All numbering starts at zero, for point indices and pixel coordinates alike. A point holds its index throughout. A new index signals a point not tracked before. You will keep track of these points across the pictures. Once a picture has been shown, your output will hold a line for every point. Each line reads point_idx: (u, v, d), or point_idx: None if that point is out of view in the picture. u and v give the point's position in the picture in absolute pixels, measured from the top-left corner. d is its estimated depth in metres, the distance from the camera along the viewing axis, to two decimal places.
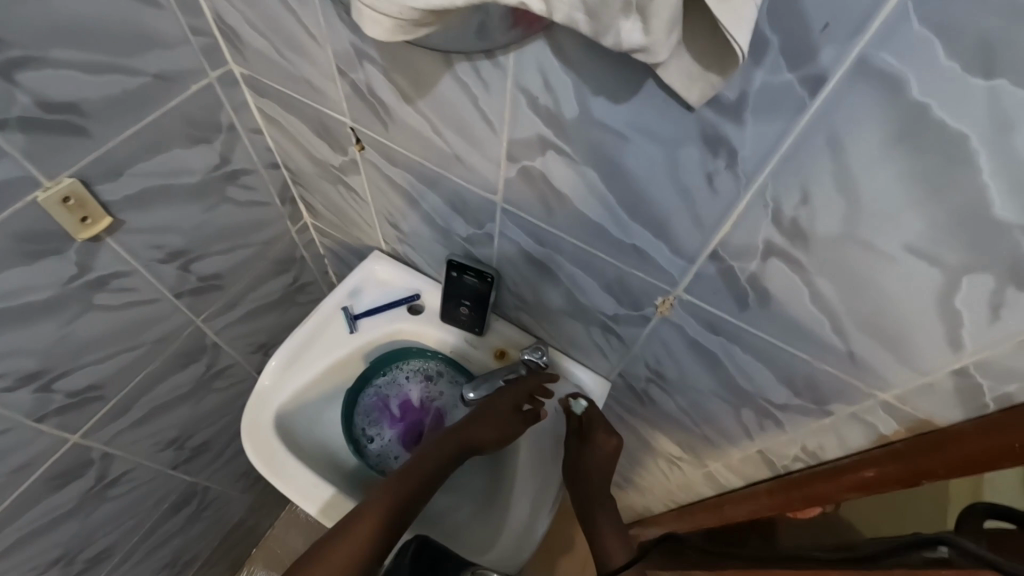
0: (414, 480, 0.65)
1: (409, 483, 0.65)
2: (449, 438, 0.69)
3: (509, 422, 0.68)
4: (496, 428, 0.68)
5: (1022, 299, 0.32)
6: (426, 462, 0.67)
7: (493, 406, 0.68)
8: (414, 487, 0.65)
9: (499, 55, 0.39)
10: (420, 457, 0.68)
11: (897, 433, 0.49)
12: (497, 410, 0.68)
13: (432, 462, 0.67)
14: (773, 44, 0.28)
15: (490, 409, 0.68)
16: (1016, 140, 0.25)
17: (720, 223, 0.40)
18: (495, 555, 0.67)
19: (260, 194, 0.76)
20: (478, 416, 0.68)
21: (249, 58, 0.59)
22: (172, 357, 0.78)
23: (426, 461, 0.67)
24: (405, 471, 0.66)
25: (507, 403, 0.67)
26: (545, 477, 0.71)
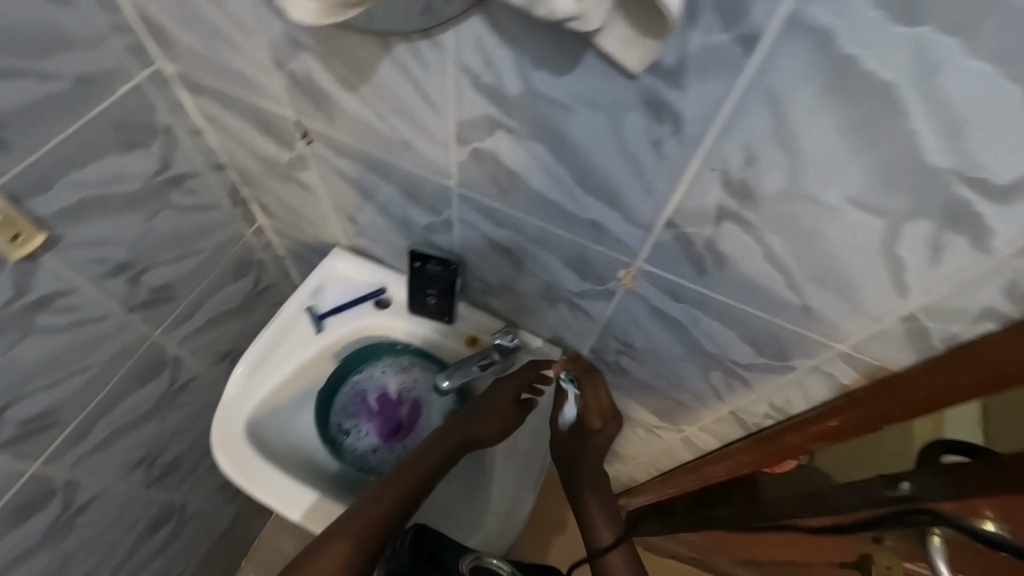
0: (414, 474, 0.62)
1: (407, 478, 0.61)
2: (452, 429, 0.65)
3: (510, 413, 0.67)
4: (497, 419, 0.66)
5: (959, 241, 0.33)
6: (429, 454, 0.63)
7: (493, 398, 0.66)
8: (413, 485, 0.61)
9: (436, 34, 0.38)
10: (427, 447, 0.64)
11: (857, 381, 0.50)
12: (500, 400, 0.66)
13: (439, 452, 0.63)
14: (704, 4, 0.28)
15: (490, 401, 0.66)
16: (942, 85, 0.26)
17: (672, 190, 0.40)
18: (481, 539, 0.68)
19: (207, 198, 0.73)
20: (478, 410, 0.66)
21: (178, 55, 0.56)
22: (131, 374, 0.75)
23: (429, 453, 0.63)
24: (408, 462, 0.63)
25: (510, 393, 0.66)
26: (530, 456, 0.71)
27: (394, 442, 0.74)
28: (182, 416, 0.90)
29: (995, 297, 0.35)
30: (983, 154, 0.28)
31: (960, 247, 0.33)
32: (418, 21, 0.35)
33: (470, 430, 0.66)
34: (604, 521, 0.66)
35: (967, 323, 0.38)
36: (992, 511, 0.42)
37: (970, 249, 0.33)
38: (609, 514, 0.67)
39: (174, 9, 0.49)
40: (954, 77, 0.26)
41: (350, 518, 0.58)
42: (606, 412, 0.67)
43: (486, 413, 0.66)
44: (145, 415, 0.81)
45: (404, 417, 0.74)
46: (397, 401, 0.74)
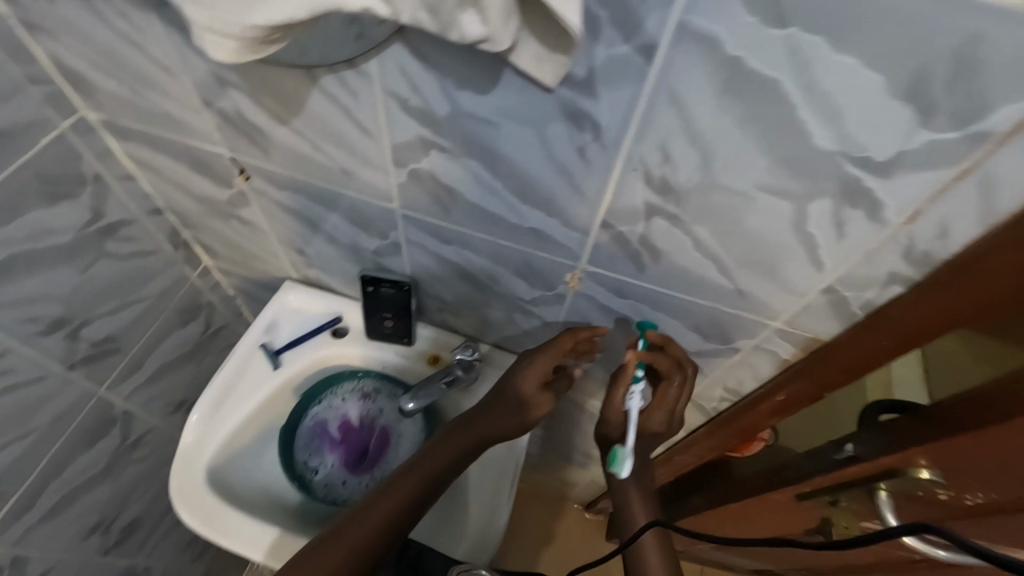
0: (419, 478, 0.59)
1: (407, 484, 0.58)
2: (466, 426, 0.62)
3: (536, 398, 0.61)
4: (519, 408, 0.61)
5: (857, 215, 0.36)
6: (437, 456, 0.60)
7: (519, 386, 0.61)
8: (423, 483, 0.58)
9: (360, 63, 0.39)
10: (435, 449, 0.61)
11: (795, 355, 0.54)
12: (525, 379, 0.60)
13: (447, 457, 0.60)
14: (603, 19, 0.30)
15: (515, 391, 0.61)
16: (817, 78, 0.29)
17: (602, 192, 0.42)
18: (467, 550, 0.68)
19: (146, 244, 0.71)
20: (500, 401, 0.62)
21: (102, 102, 0.55)
22: (77, 434, 0.72)
23: (436, 455, 0.60)
24: (412, 467, 0.59)
25: (540, 374, 0.60)
26: (501, 461, 0.72)
27: (360, 471, 0.72)
28: (137, 473, 0.87)
29: (896, 262, 0.39)
30: (863, 135, 0.31)
31: (859, 220, 0.37)
32: (341, 51, 0.37)
33: (488, 427, 0.62)
34: (641, 506, 0.62)
35: (878, 289, 0.42)
36: (926, 460, 0.46)
37: (867, 221, 0.37)
38: (647, 496, 0.63)
39: (94, 57, 0.48)
40: (828, 69, 0.29)
41: (348, 523, 0.56)
42: (672, 410, 0.60)
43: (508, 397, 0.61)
44: (96, 476, 0.79)
45: (370, 445, 0.73)
46: (360, 428, 0.73)
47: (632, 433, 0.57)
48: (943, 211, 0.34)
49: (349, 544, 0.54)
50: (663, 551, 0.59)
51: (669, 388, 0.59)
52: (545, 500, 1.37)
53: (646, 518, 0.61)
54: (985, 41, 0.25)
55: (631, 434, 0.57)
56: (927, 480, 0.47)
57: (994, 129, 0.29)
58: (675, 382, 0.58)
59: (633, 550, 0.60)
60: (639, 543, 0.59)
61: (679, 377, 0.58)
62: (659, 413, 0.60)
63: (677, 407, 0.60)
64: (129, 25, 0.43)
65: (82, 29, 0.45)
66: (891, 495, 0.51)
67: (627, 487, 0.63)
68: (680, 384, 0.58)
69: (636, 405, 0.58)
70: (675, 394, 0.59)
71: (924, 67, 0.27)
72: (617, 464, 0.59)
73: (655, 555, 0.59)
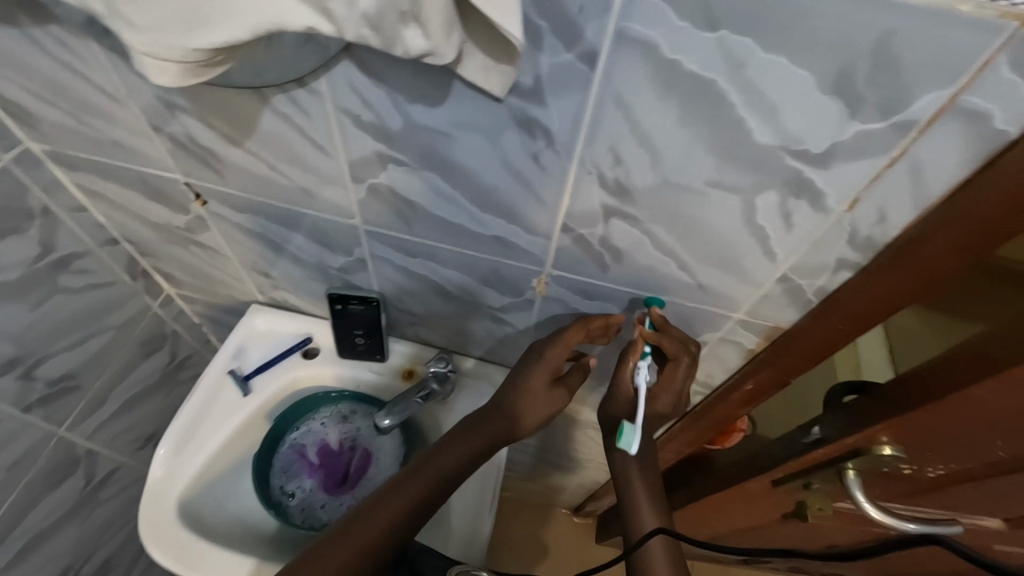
0: (427, 481, 0.57)
1: (413, 488, 0.56)
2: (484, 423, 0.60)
3: (547, 393, 0.59)
4: (533, 405, 0.59)
5: (802, 206, 0.38)
6: (446, 457, 0.58)
7: (531, 382, 0.58)
8: (440, 476, 0.57)
9: (311, 81, 0.39)
10: (441, 450, 0.58)
11: (759, 345, 0.55)
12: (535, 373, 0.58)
13: (454, 459, 0.58)
14: (545, 29, 0.31)
15: (533, 387, 0.58)
16: (751, 77, 0.31)
17: (560, 197, 0.43)
18: (458, 550, 0.68)
19: (102, 275, 0.69)
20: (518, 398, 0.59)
21: (46, 132, 0.53)
22: (38, 477, 0.70)
23: (444, 455, 0.58)
24: (424, 464, 0.58)
25: (551, 367, 0.57)
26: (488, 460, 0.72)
27: (339, 493, 0.72)
28: (106, 513, 0.85)
29: (843, 248, 0.41)
30: (799, 129, 0.33)
31: (804, 210, 0.38)
32: (289, 70, 0.37)
33: (499, 428, 0.60)
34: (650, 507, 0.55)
35: (830, 275, 0.44)
36: (888, 437, 0.48)
37: (812, 211, 0.38)
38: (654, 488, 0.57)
39: (34, 87, 0.47)
40: (760, 67, 0.30)
41: (355, 522, 0.54)
42: (679, 393, 0.54)
43: (520, 394, 0.58)
44: (60, 520, 0.77)
45: (350, 469, 0.73)
46: (339, 451, 0.73)
47: (641, 406, 0.50)
48: (880, 197, 0.36)
49: (357, 547, 0.52)
50: (670, 558, 0.52)
51: (677, 370, 0.53)
52: (533, 506, 1.37)
53: (653, 523, 0.54)
54: (899, 35, 0.27)
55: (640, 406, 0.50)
56: (891, 456, 0.49)
57: (916, 117, 0.30)
58: (682, 364, 0.52)
59: (641, 556, 0.53)
60: (644, 549, 0.53)
61: (686, 360, 0.52)
62: (665, 395, 0.54)
63: (683, 391, 0.54)
64: (69, 52, 0.42)
65: (20, 59, 0.44)
66: (858, 473, 0.53)
67: (630, 477, 0.57)
68: (688, 367, 0.52)
69: (643, 379, 0.51)
70: (681, 377, 0.53)
71: (846, 62, 0.29)
72: (624, 438, 0.51)
73: (664, 559, 0.52)
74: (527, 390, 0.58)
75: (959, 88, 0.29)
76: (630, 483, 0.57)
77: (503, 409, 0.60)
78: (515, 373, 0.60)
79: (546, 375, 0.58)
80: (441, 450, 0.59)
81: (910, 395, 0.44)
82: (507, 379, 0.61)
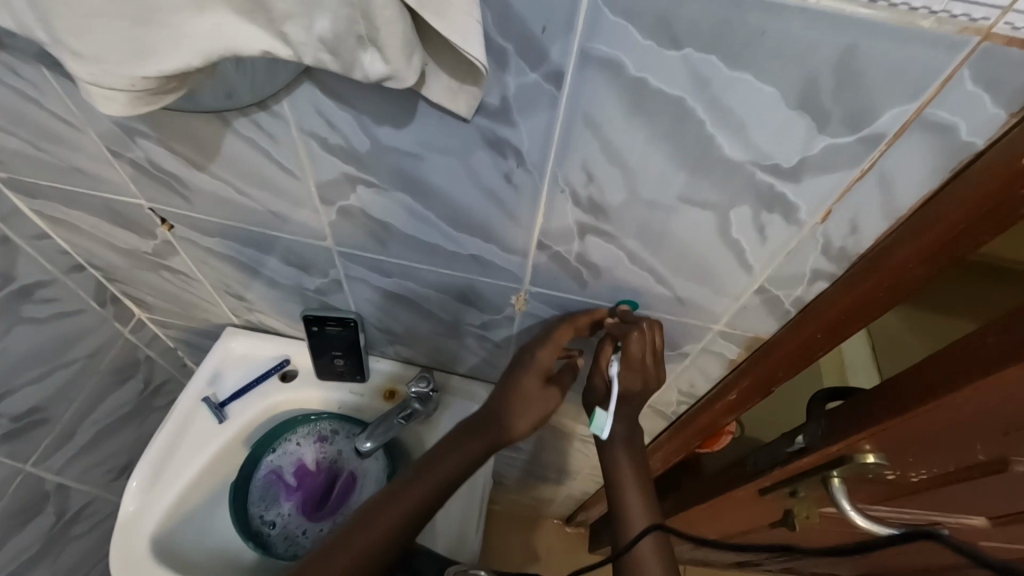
0: (429, 486, 0.56)
1: (414, 493, 0.56)
2: (482, 425, 0.60)
3: (540, 392, 0.58)
4: (530, 405, 0.58)
5: (776, 219, 0.38)
6: (445, 461, 0.58)
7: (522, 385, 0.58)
8: (442, 480, 0.57)
9: (274, 105, 0.38)
10: (441, 457, 0.58)
11: (740, 355, 0.55)
12: (528, 374, 0.57)
13: (453, 464, 0.58)
14: (509, 50, 0.31)
15: (522, 390, 0.58)
16: (718, 95, 0.30)
17: (534, 215, 0.42)
18: (447, 547, 0.68)
19: (69, 303, 0.67)
20: (513, 398, 0.59)
21: (2, 159, 0.51)
22: (4, 516, 0.68)
23: (444, 461, 0.58)
24: (425, 468, 0.58)
25: (543, 366, 0.56)
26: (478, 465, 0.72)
27: (318, 518, 0.70)
28: (78, 550, 0.82)
29: (818, 259, 0.41)
30: (769, 145, 0.32)
31: (778, 223, 0.38)
32: (249, 92, 0.35)
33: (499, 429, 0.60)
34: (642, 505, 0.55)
35: (807, 285, 0.44)
36: (870, 445, 0.48)
37: (786, 224, 0.38)
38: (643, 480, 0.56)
39: None
40: (726, 86, 0.30)
41: (359, 528, 0.53)
42: (645, 369, 0.52)
43: (512, 398, 0.58)
44: (29, 560, 0.74)
45: (332, 491, 0.71)
46: (319, 473, 0.72)
47: (613, 401, 0.55)
48: (851, 208, 0.36)
49: (355, 552, 0.52)
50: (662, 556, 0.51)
51: (630, 345, 0.50)
52: (524, 519, 1.36)
53: (646, 522, 0.53)
54: (861, 50, 0.27)
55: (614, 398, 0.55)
56: (874, 463, 0.49)
57: (884, 131, 0.30)
58: (632, 337, 0.50)
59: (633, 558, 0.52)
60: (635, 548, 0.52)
61: (638, 334, 0.50)
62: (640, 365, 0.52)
63: (647, 363, 0.51)
64: (21, 79, 0.41)
65: None
66: (843, 481, 0.53)
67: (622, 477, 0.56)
68: (638, 340, 0.49)
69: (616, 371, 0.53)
70: (639, 352, 0.50)
71: (812, 79, 0.28)
72: (595, 425, 0.57)
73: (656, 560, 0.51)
74: (520, 391, 0.58)
75: (923, 102, 0.29)
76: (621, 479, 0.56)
77: (499, 413, 0.59)
78: (511, 375, 0.59)
79: (539, 375, 0.58)
80: (440, 456, 0.58)
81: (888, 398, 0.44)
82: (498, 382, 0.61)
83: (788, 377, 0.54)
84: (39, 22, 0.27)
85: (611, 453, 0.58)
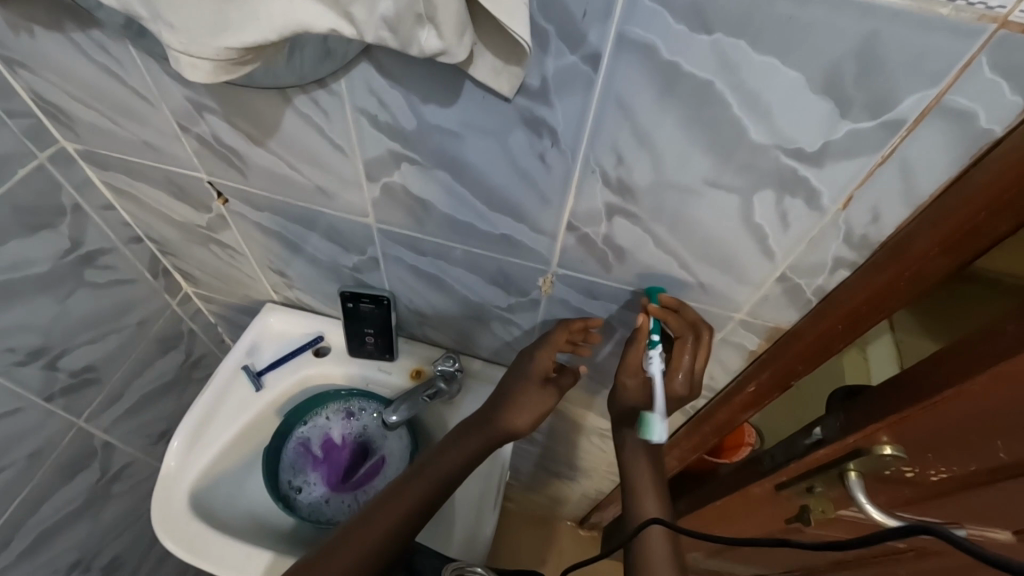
0: (429, 484, 0.59)
1: (410, 493, 0.59)
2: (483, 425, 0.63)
3: (539, 393, 0.61)
4: (524, 407, 0.61)
5: (798, 205, 0.39)
6: (444, 459, 0.61)
7: (516, 389, 0.61)
8: (449, 467, 0.60)
9: (332, 84, 0.42)
10: (439, 453, 0.62)
11: (761, 347, 0.56)
12: (524, 381, 0.61)
13: (452, 459, 0.61)
14: (550, 33, 0.33)
15: (515, 394, 0.61)
16: (742, 76, 0.32)
17: (565, 195, 0.45)
18: (460, 549, 0.70)
19: (125, 272, 0.72)
20: (510, 401, 0.62)
21: (80, 132, 0.56)
22: (56, 467, 0.73)
23: (443, 460, 0.61)
24: (420, 473, 0.61)
25: (543, 369, 0.60)
26: (487, 473, 0.74)
27: (342, 490, 0.73)
28: (118, 509, 0.88)
29: (840, 247, 0.42)
30: (792, 129, 0.34)
31: (800, 208, 0.40)
32: (310, 71, 0.39)
33: (502, 424, 0.62)
34: (652, 498, 0.57)
35: (828, 274, 0.45)
36: (888, 437, 0.48)
37: (808, 209, 0.40)
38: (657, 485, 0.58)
39: (71, 89, 0.50)
40: (753, 69, 0.32)
41: (364, 522, 0.57)
42: (692, 374, 0.54)
43: (508, 398, 0.62)
44: (72, 513, 0.79)
45: (357, 467, 0.74)
46: (343, 445, 0.75)
47: (661, 401, 0.52)
48: (872, 194, 0.37)
49: (359, 550, 0.55)
50: (670, 551, 0.53)
51: (684, 350, 0.53)
52: (537, 519, 1.37)
53: (656, 513, 0.56)
54: (882, 36, 0.28)
55: (661, 404, 0.53)
56: (891, 456, 0.49)
57: (905, 117, 0.32)
58: (687, 343, 0.53)
59: (639, 549, 0.54)
60: (644, 539, 0.54)
61: (692, 335, 0.52)
62: (679, 375, 0.54)
63: (696, 371, 0.53)
64: (109, 57, 0.45)
65: (63, 63, 0.47)
66: (861, 475, 0.53)
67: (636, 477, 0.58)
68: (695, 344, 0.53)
69: (659, 370, 0.52)
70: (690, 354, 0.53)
71: (835, 64, 0.30)
72: (649, 430, 0.55)
73: (663, 556, 0.52)
74: (517, 398, 0.61)
75: (943, 89, 0.30)
76: (639, 481, 0.58)
77: (495, 415, 0.62)
78: (509, 381, 0.63)
79: (537, 379, 0.61)
80: (433, 458, 0.61)
81: (906, 391, 0.45)
82: (501, 385, 0.64)
83: (807, 371, 0.54)
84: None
85: (630, 460, 0.59)
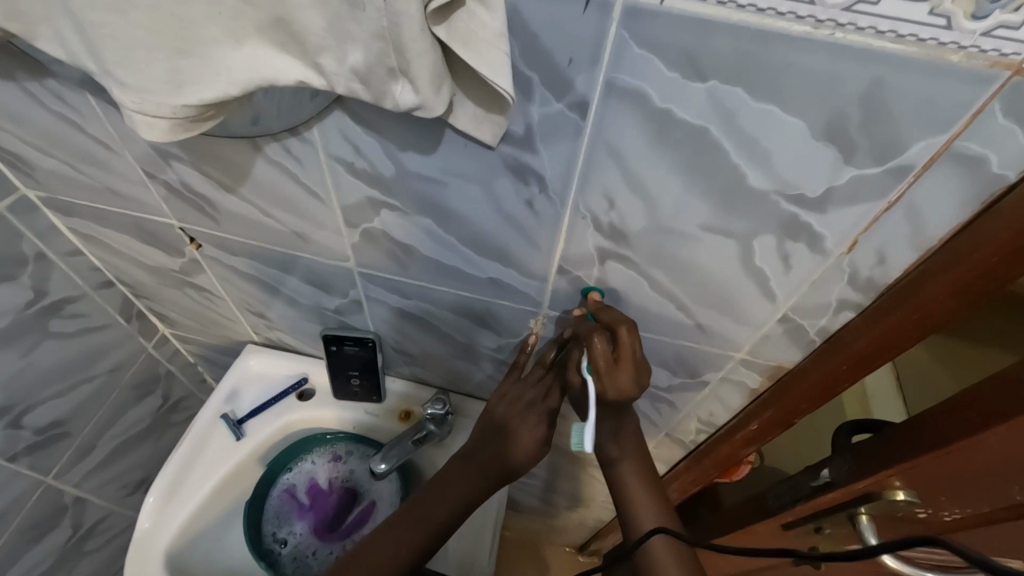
0: (421, 522, 0.56)
1: (412, 533, 0.55)
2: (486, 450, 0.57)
3: (530, 416, 0.54)
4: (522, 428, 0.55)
5: (800, 249, 0.37)
6: (436, 496, 0.57)
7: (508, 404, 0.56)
8: (449, 497, 0.57)
9: (303, 131, 0.39)
10: (433, 491, 0.57)
11: (762, 384, 0.54)
12: (517, 401, 0.55)
13: (447, 506, 0.57)
14: (534, 80, 0.31)
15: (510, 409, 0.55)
16: (741, 123, 0.30)
17: (554, 239, 0.42)
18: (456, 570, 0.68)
19: (95, 319, 0.69)
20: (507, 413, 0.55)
21: (41, 179, 0.53)
22: (22, 529, 0.69)
23: (434, 500, 0.57)
24: (408, 508, 0.57)
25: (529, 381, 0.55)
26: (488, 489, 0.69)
27: (329, 540, 0.70)
28: (91, 565, 0.84)
29: (844, 289, 0.40)
30: (793, 174, 0.32)
31: (802, 252, 0.38)
32: (291, 113, 0.36)
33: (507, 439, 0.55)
34: (648, 506, 0.55)
35: (832, 315, 0.43)
36: (900, 482, 0.46)
37: (810, 253, 0.38)
38: (651, 492, 0.56)
39: (28, 137, 0.47)
40: (750, 118, 0.30)
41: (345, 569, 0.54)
42: (621, 373, 0.44)
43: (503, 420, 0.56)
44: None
45: (343, 513, 0.71)
46: (329, 491, 0.72)
47: (590, 409, 0.43)
48: (879, 238, 0.35)
49: None
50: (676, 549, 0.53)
51: (594, 354, 0.44)
52: (535, 546, 1.33)
53: (652, 521, 0.54)
54: (888, 83, 0.26)
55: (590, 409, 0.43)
56: (904, 501, 0.47)
57: (913, 162, 0.30)
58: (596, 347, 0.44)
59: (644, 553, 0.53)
60: (648, 547, 0.53)
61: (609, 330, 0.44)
62: (610, 375, 0.44)
63: (623, 366, 0.44)
64: (65, 105, 0.43)
65: (16, 111, 0.44)
66: (871, 518, 0.50)
67: (623, 476, 0.56)
68: (602, 340, 0.44)
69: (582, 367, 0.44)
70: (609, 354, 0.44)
71: (839, 111, 0.28)
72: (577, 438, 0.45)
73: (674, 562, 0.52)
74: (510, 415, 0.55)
75: (953, 134, 0.28)
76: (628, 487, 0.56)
77: (494, 437, 0.56)
78: (495, 409, 0.57)
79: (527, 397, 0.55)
80: (429, 491, 0.58)
81: (924, 432, 0.43)
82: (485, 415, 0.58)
83: (812, 410, 0.51)
84: (89, 55, 0.28)
85: (618, 474, 0.56)
